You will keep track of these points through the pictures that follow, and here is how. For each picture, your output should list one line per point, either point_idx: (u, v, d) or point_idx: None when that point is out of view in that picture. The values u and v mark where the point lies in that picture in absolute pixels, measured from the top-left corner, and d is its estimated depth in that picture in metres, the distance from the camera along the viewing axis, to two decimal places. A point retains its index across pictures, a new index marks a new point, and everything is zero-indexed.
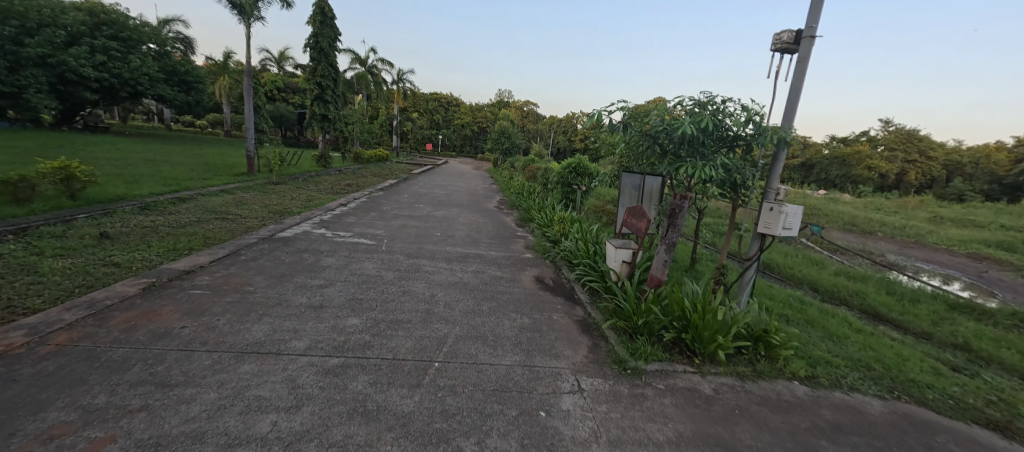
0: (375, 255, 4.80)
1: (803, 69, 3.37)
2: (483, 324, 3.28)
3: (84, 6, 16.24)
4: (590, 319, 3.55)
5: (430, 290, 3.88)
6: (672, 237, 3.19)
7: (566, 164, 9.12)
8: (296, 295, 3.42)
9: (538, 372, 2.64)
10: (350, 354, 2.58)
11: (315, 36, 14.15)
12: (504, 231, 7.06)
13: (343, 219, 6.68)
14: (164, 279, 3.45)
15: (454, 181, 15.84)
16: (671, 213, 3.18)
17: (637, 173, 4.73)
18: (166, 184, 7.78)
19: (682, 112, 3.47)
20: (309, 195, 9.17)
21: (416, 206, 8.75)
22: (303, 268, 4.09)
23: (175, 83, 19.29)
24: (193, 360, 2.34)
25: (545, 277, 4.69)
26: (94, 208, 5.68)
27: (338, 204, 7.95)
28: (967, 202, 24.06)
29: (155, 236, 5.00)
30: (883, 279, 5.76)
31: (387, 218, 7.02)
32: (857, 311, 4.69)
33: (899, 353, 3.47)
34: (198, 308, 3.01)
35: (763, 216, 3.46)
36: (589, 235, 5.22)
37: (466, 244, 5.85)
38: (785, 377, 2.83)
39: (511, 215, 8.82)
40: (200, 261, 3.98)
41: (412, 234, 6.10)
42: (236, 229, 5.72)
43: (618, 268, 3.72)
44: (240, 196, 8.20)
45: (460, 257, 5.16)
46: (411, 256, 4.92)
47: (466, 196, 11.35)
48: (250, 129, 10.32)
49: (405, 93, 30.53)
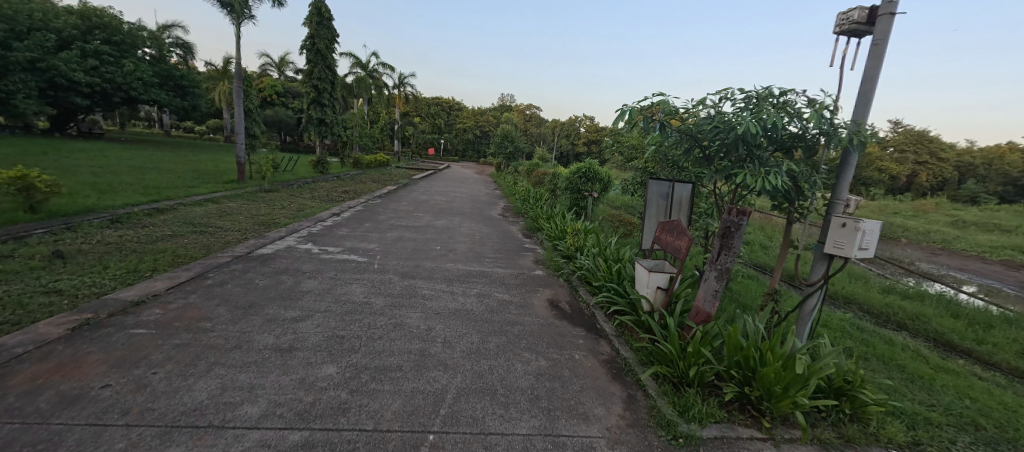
0: (365, 276, 4.19)
1: (881, 53, 2.75)
2: (491, 370, 2.64)
3: (76, 10, 15.83)
4: (620, 359, 2.93)
5: (427, 323, 3.25)
6: (727, 263, 2.52)
7: (575, 168, 8.50)
8: (263, 333, 2.81)
9: (565, 445, 2.00)
10: (318, 425, 1.95)
11: (312, 37, 13.59)
12: (510, 243, 6.44)
13: (334, 231, 6.08)
14: (104, 315, 2.85)
15: (455, 187, 15.26)
16: (724, 233, 2.53)
17: (665, 180, 4.12)
18: (146, 194, 7.22)
19: (734, 107, 2.80)
20: (301, 204, 8.60)
21: (414, 215, 8.14)
22: (278, 295, 3.48)
23: (171, 87, 18.88)
24: (101, 443, 1.73)
25: (560, 301, 4.06)
26: (56, 222, 5.12)
27: (330, 213, 7.35)
28: (983, 205, 23.33)
29: (117, 255, 4.42)
30: (941, 298, 5.09)
31: (381, 230, 6.40)
32: (925, 340, 4.03)
33: (1003, 401, 2.80)
34: (134, 356, 2.40)
35: (832, 234, 2.82)
36: (609, 251, 4.58)
37: (469, 260, 5.23)
38: (882, 446, 2.17)
39: (517, 224, 8.20)
40: (156, 289, 3.38)
41: (408, 248, 5.49)
42: (213, 245, 5.13)
43: (650, 295, 3.08)
44: (226, 206, 7.63)
45: (462, 276, 4.54)
46: (406, 277, 4.30)
47: (468, 203, 10.74)
48: (241, 133, 9.77)
49: (406, 97, 30.05)
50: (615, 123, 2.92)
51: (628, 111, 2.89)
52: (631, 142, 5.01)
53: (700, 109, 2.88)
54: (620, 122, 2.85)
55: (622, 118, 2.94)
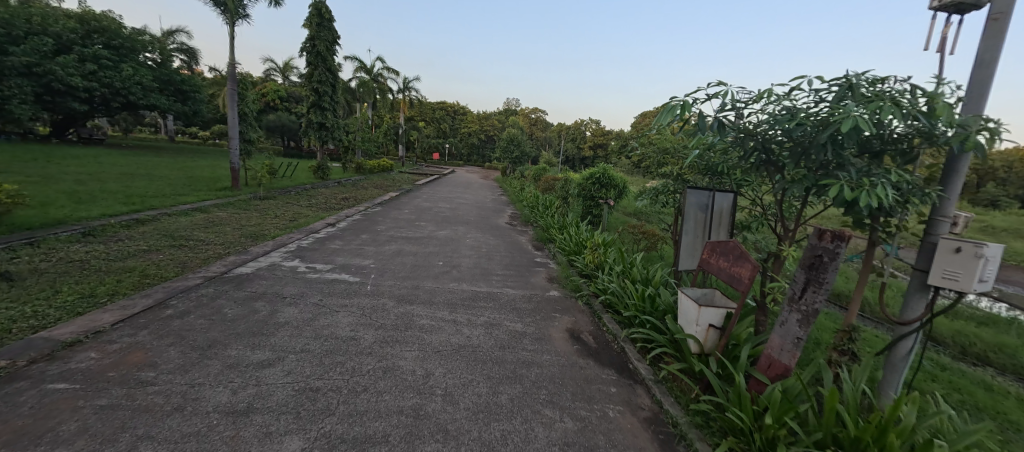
0: (356, 302, 3.62)
1: (1002, 30, 2.09)
2: (506, 441, 2.02)
3: (75, 14, 15.57)
4: (667, 417, 2.31)
5: (425, 367, 2.65)
6: (818, 303, 1.89)
7: (588, 173, 7.90)
8: (217, 386, 2.22)
9: None
10: None
11: (312, 39, 13.03)
12: (520, 257, 5.85)
13: (326, 244, 5.53)
14: (22, 362, 2.29)
15: (460, 193, 14.72)
16: (814, 265, 1.91)
17: (705, 190, 3.51)
18: (129, 204, 6.73)
19: (820, 96, 2.10)
20: (296, 212, 8.09)
21: (416, 224, 7.57)
22: (247, 330, 2.90)
23: (171, 92, 18.58)
24: None
25: (583, 333, 3.45)
26: (17, 237, 4.61)
27: (325, 224, 6.82)
28: (1009, 209, 22.37)
29: (75, 277, 3.89)
30: (1019, 324, 4.41)
31: (379, 243, 5.83)
32: (1021, 382, 3.36)
33: None
34: (37, 428, 1.82)
35: (944, 262, 2.16)
36: (636, 271, 3.97)
37: (475, 278, 4.65)
38: None
39: (526, 234, 7.60)
40: (101, 323, 2.81)
41: (407, 265, 4.91)
42: (189, 262, 4.59)
43: (700, 335, 2.47)
44: (214, 215, 7.12)
45: (467, 300, 3.95)
46: (403, 302, 3.71)
47: (473, 210, 10.15)
48: (235, 138, 9.29)
49: (410, 102, 29.63)
50: (660, 120, 2.26)
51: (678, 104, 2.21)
52: (661, 144, 4.38)
53: (770, 101, 2.21)
54: (668, 118, 2.17)
55: (669, 112, 2.27)
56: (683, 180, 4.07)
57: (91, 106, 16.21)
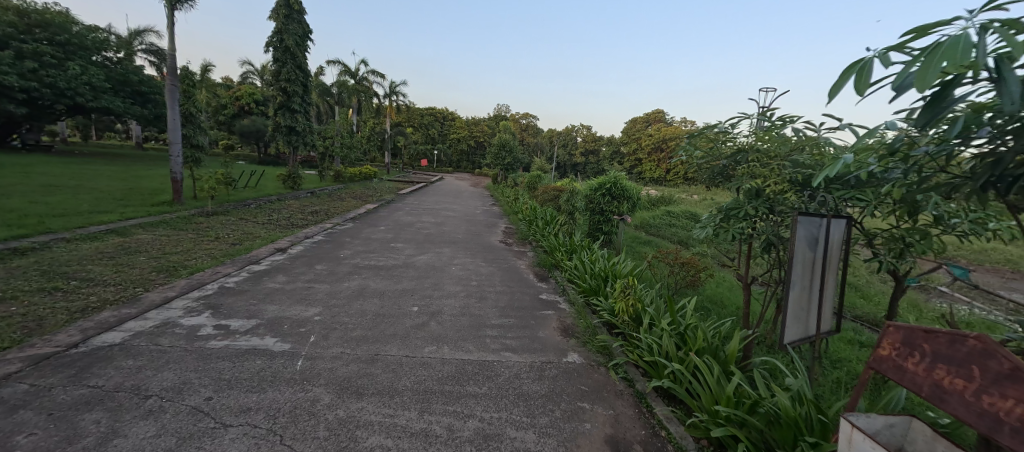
0: (269, 400, 2.24)
1: None
2: None
3: (11, 5, 13.84)
4: None
5: None
6: None
7: (596, 183, 6.67)
8: None
9: None
10: None
11: (278, 32, 11.61)
12: (521, 294, 4.55)
13: (263, 282, 4.15)
14: None
15: (448, 203, 13.42)
16: None
17: (816, 216, 2.27)
18: (16, 228, 5.23)
19: None
20: (243, 232, 6.65)
21: (391, 248, 6.19)
22: None
23: (128, 94, 16.89)
24: None
25: (634, 448, 2.13)
26: None
27: (273, 249, 5.41)
28: None
29: None
30: None
31: (337, 278, 4.46)
32: None
33: None
34: None
35: None
36: (703, 335, 2.68)
37: (462, 335, 3.33)
38: None
39: (525, 258, 6.28)
40: None
41: (368, 314, 3.55)
42: (42, 320, 3.14)
43: None
44: (132, 240, 5.65)
45: (450, 382, 2.59)
46: (347, 395, 2.35)
47: (462, 226, 8.80)
48: (177, 142, 7.80)
49: (396, 107, 28.17)
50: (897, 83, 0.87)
51: (957, 38, 0.85)
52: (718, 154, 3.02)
53: None
54: (954, 71, 0.79)
55: (916, 60, 0.91)
56: (755, 197, 2.65)
57: (32, 109, 14.47)
